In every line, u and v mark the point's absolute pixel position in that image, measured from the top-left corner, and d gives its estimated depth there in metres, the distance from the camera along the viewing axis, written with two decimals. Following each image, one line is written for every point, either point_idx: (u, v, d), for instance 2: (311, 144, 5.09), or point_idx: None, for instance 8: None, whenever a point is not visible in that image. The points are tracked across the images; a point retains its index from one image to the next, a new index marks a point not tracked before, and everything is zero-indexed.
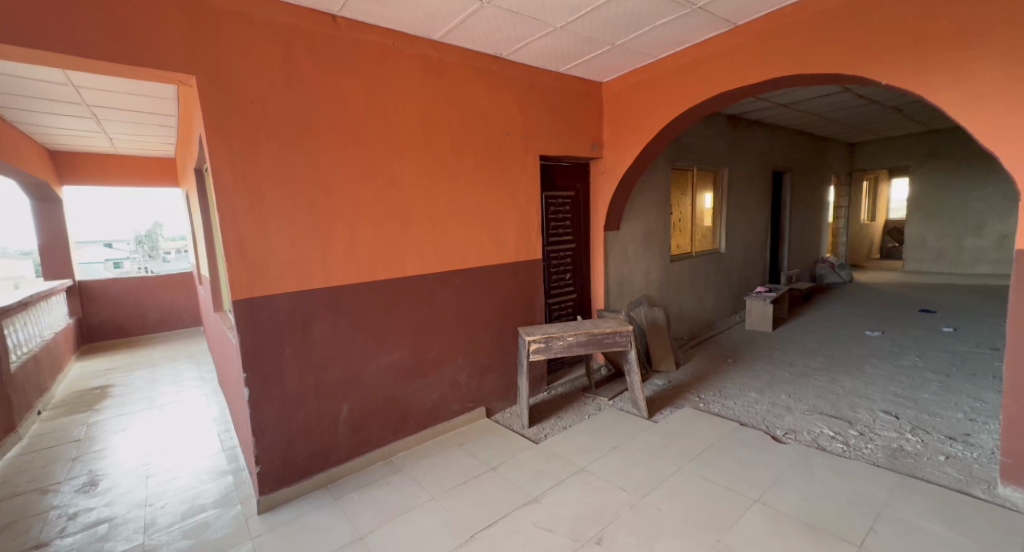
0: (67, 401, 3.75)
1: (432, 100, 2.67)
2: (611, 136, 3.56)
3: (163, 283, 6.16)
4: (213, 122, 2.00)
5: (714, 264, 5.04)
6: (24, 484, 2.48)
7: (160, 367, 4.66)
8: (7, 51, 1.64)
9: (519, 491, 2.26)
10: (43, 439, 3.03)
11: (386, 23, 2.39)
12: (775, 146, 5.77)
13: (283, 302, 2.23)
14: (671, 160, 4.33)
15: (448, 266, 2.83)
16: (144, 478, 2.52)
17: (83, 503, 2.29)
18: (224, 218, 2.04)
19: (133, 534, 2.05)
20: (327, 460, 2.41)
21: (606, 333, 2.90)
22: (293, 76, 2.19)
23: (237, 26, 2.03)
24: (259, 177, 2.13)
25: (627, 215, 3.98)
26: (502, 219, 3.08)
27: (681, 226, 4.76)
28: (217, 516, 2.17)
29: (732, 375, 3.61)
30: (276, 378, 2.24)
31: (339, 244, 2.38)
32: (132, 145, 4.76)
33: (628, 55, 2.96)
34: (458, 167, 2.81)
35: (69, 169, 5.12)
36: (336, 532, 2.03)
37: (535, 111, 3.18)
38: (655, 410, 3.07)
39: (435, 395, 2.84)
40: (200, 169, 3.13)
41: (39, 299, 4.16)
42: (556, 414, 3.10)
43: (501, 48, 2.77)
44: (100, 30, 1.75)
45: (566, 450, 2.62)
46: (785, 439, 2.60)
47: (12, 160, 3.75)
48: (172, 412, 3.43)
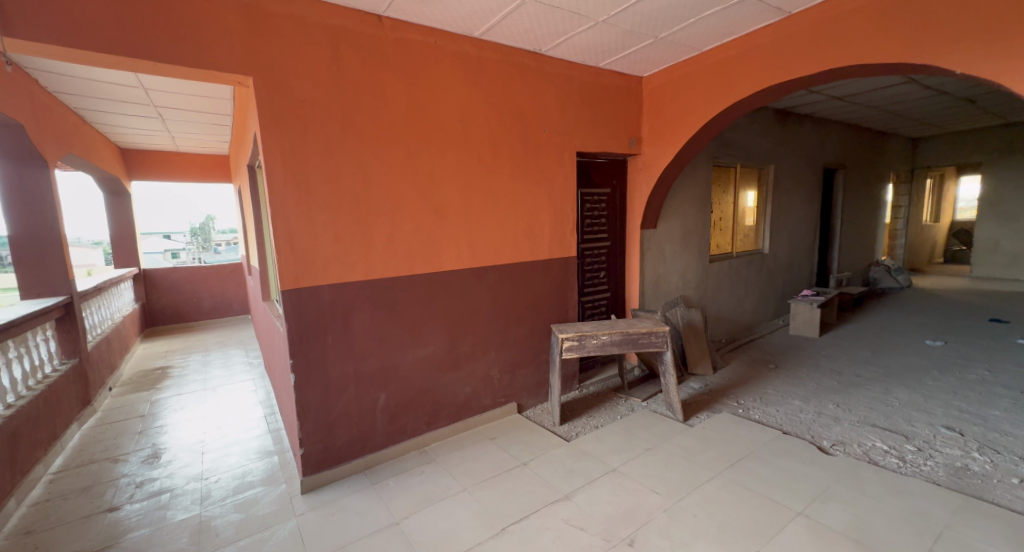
0: (134, 379, 4.07)
1: (471, 97, 2.71)
2: (651, 132, 3.48)
3: (216, 273, 6.56)
4: (267, 121, 2.10)
5: (757, 265, 4.86)
6: (97, 452, 2.71)
7: (213, 351, 4.97)
8: (93, 57, 1.80)
9: (551, 488, 2.27)
10: (114, 413, 3.32)
11: (428, 22, 2.44)
12: (827, 142, 5.48)
13: (327, 293, 2.33)
14: (713, 157, 4.20)
15: (483, 262, 2.87)
16: (200, 453, 2.70)
17: (148, 473, 2.48)
18: (275, 213, 2.15)
19: (190, 505, 2.21)
20: (364, 447, 2.50)
21: (641, 333, 2.85)
22: (340, 76, 2.27)
23: (291, 28, 2.13)
24: (308, 173, 2.23)
25: (665, 213, 3.89)
26: (537, 216, 3.09)
27: (721, 225, 4.61)
28: (265, 493, 2.30)
29: (774, 381, 3.48)
30: (319, 366, 2.34)
31: (380, 238, 2.46)
32: (192, 142, 5.09)
33: (671, 48, 2.89)
34: (495, 164, 2.84)
35: (136, 166, 5.52)
36: (374, 516, 2.11)
37: (573, 108, 3.16)
38: (691, 413, 3.00)
39: (468, 389, 2.89)
40: (253, 166, 3.32)
41: (110, 285, 4.52)
42: (588, 413, 3.09)
43: (541, 43, 2.76)
44: (171, 36, 1.88)
45: (598, 450, 2.61)
46: (832, 451, 2.49)
47: (90, 156, 4.09)
48: (224, 394, 3.66)
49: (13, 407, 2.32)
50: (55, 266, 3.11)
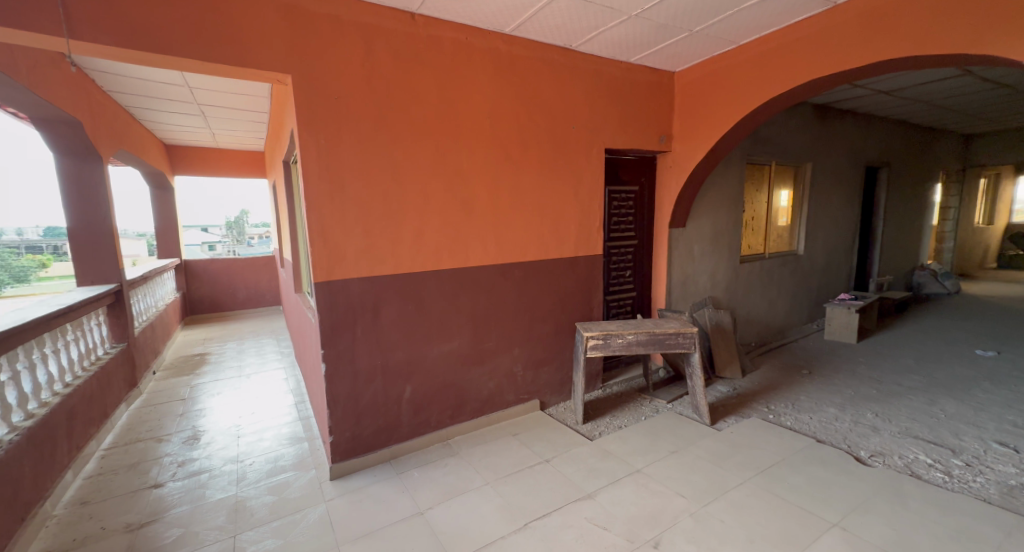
0: (175, 364, 4.28)
1: (501, 94, 2.71)
2: (682, 129, 3.41)
3: (250, 265, 6.81)
4: (304, 117, 2.16)
5: (791, 267, 4.69)
6: (143, 432, 2.87)
7: (247, 340, 5.17)
8: (147, 57, 1.89)
9: (573, 486, 2.27)
10: (158, 395, 3.50)
11: (460, 19, 2.45)
12: (870, 139, 5.23)
13: (357, 287, 2.39)
14: (747, 154, 4.08)
15: (509, 259, 2.88)
16: (236, 437, 2.82)
17: (188, 453, 2.61)
18: (309, 207, 2.21)
19: (227, 485, 2.31)
20: (390, 438, 2.56)
21: (668, 334, 2.80)
22: (373, 74, 2.31)
23: (328, 27, 2.18)
24: (341, 168, 2.28)
25: (695, 211, 3.80)
26: (564, 213, 3.07)
27: (754, 225, 4.47)
28: (296, 477, 2.38)
29: (807, 388, 3.36)
30: (349, 356, 2.40)
31: (408, 233, 2.50)
32: (230, 139, 5.28)
33: (706, 42, 2.82)
34: (523, 160, 2.84)
35: (180, 161, 5.78)
36: (399, 504, 2.16)
37: (602, 104, 3.12)
38: (718, 417, 2.94)
39: (491, 385, 2.91)
40: (288, 162, 3.43)
41: (154, 274, 4.76)
42: (611, 412, 3.06)
43: (571, 39, 2.74)
44: (216, 36, 1.95)
45: (621, 450, 2.58)
46: (871, 462, 2.39)
47: (139, 152, 4.31)
48: (258, 381, 3.81)
49: (71, 386, 2.49)
50: (106, 256, 3.29)
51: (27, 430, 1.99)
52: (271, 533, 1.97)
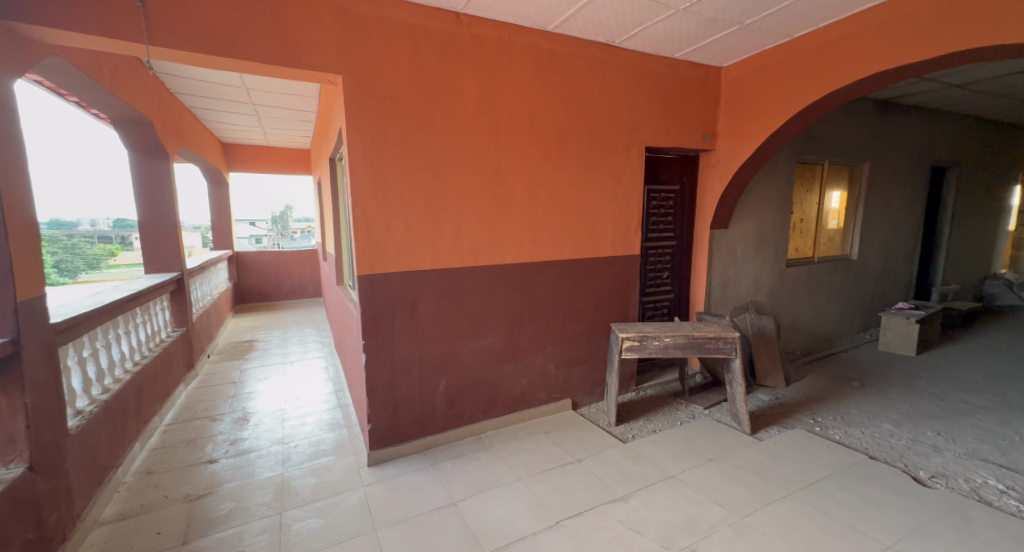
0: (227, 349, 4.55)
1: (541, 92, 2.71)
2: (728, 126, 3.29)
3: (294, 258, 7.13)
4: (352, 116, 2.24)
5: (843, 272, 4.44)
6: (199, 411, 3.07)
7: (291, 329, 5.41)
8: (215, 61, 2.01)
9: (606, 488, 2.25)
10: (211, 378, 3.73)
11: (503, 17, 2.47)
12: (937, 137, 4.87)
13: (397, 281, 2.45)
14: (798, 153, 3.89)
15: (544, 256, 2.88)
16: (281, 419, 2.97)
17: (239, 433, 2.77)
18: (354, 202, 2.29)
19: (274, 465, 2.44)
20: (424, 429, 2.63)
21: (708, 338, 2.73)
22: (418, 73, 2.37)
23: (378, 29, 2.25)
24: (385, 165, 2.35)
25: (740, 212, 3.66)
26: (602, 212, 3.04)
27: (803, 227, 4.26)
28: (335, 462, 2.48)
29: (859, 400, 3.18)
30: (387, 348, 2.47)
31: (447, 230, 2.55)
32: (280, 137, 5.55)
33: (756, 35, 2.71)
34: (561, 158, 2.83)
35: (234, 158, 6.11)
36: (433, 494, 2.21)
37: (645, 101, 3.06)
38: (759, 426, 2.83)
39: (524, 382, 2.93)
40: (333, 159, 3.57)
41: (210, 265, 5.07)
42: (645, 415, 3.01)
43: (614, 35, 2.70)
44: (275, 39, 2.05)
45: (655, 454, 2.54)
46: (931, 483, 2.25)
47: (200, 150, 4.59)
48: (301, 368, 4.00)
49: (139, 364, 2.70)
50: (170, 247, 3.54)
51: (104, 403, 2.17)
52: (314, 512, 2.07)
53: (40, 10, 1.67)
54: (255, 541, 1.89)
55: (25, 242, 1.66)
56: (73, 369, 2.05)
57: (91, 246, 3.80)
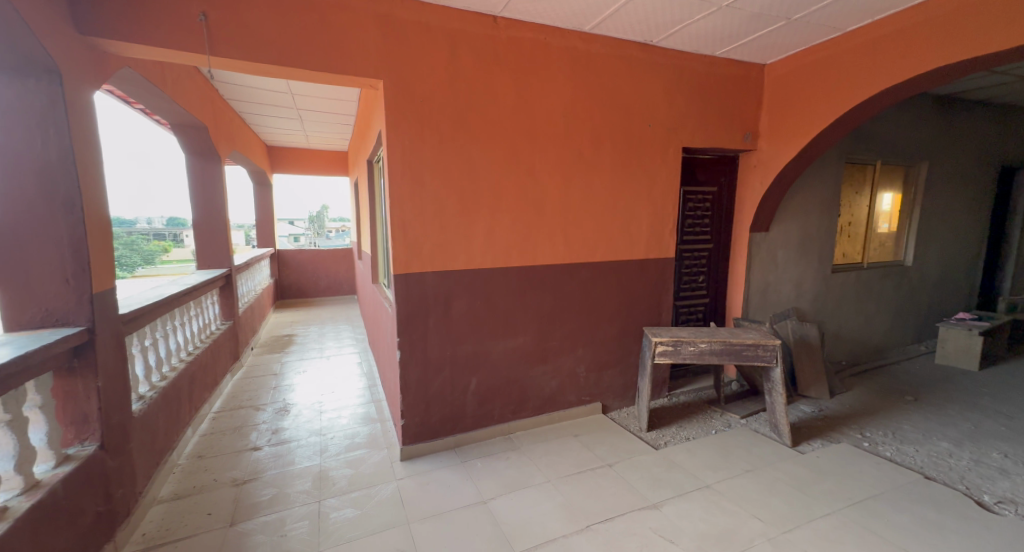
0: (268, 343, 4.76)
1: (577, 93, 2.71)
2: (771, 125, 3.18)
3: (331, 256, 7.39)
4: (392, 119, 2.31)
5: (895, 279, 4.20)
6: (243, 400, 3.23)
7: (327, 325, 5.60)
8: (267, 69, 2.11)
9: (638, 494, 2.22)
10: (254, 369, 3.91)
11: (539, 19, 2.48)
12: (1006, 134, 4.52)
13: (431, 280, 2.51)
14: (847, 153, 3.71)
15: (577, 259, 2.87)
16: (318, 412, 3.09)
17: (279, 423, 2.90)
18: (391, 203, 2.36)
19: (312, 455, 2.54)
20: (455, 426, 2.67)
21: (746, 345, 2.64)
22: (456, 76, 2.41)
23: (418, 34, 2.31)
24: (421, 167, 2.40)
25: (782, 215, 3.53)
26: (636, 213, 3.00)
27: (852, 230, 4.05)
28: (369, 455, 2.56)
29: (912, 416, 3.00)
30: (421, 346, 2.53)
31: (481, 230, 2.58)
32: (320, 140, 5.76)
33: (804, 30, 2.61)
34: (595, 160, 2.81)
35: (277, 160, 6.40)
36: (464, 491, 2.24)
37: (683, 101, 3.00)
38: (801, 439, 2.72)
39: (554, 383, 2.92)
40: (371, 160, 3.68)
41: (254, 261, 5.33)
42: (677, 422, 2.95)
43: (653, 34, 2.66)
44: (322, 47, 2.14)
45: (688, 462, 2.49)
46: (997, 509, 2.10)
47: (247, 152, 4.84)
48: (336, 363, 4.14)
49: (192, 354, 2.87)
50: (220, 244, 3.74)
51: (162, 389, 2.32)
52: (350, 503, 2.14)
53: (115, 26, 1.81)
54: (295, 527, 1.98)
55: (101, 237, 1.81)
56: (136, 357, 2.20)
57: (147, 242, 4.06)
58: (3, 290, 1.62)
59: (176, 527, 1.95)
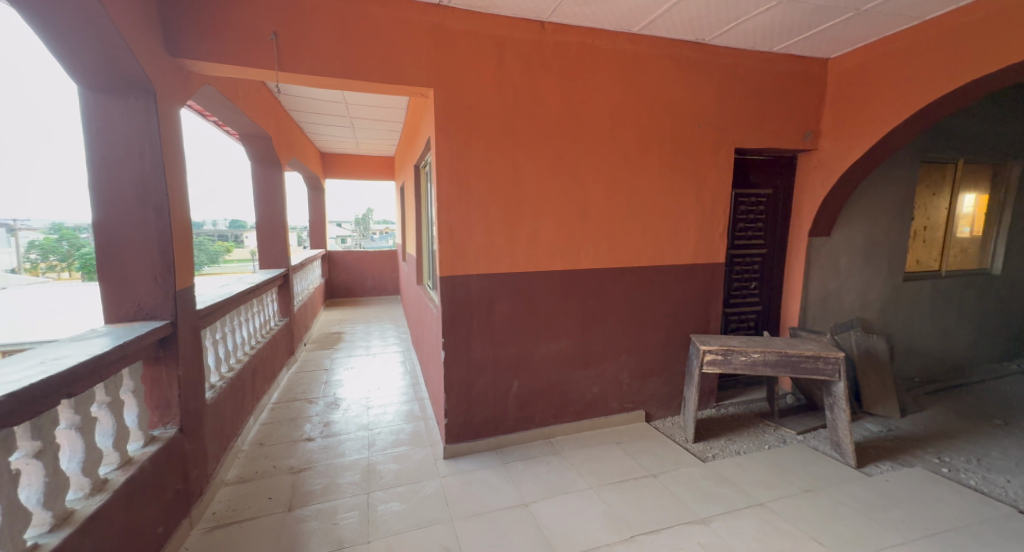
0: (319, 339, 5.01)
1: (624, 96, 2.68)
2: (835, 123, 3.00)
3: (377, 258, 7.67)
4: (441, 126, 2.38)
5: (979, 289, 3.83)
6: (297, 393, 3.42)
7: (373, 324, 5.82)
8: (327, 80, 2.23)
9: (685, 507, 2.16)
10: (307, 364, 4.13)
11: (587, 22, 2.48)
12: None
13: (475, 283, 2.55)
14: (923, 152, 3.43)
15: (621, 263, 2.83)
16: (366, 407, 3.21)
17: (330, 416, 3.04)
18: (438, 207, 2.43)
19: (360, 448, 2.64)
20: (496, 428, 2.70)
21: (803, 356, 2.51)
22: (503, 82, 2.45)
23: (467, 43, 2.37)
24: (468, 172, 2.46)
25: (846, 219, 3.31)
26: (684, 217, 2.92)
27: (928, 235, 3.73)
28: (413, 452, 2.63)
29: (1000, 442, 2.73)
30: (465, 347, 2.58)
31: (525, 234, 2.60)
32: (370, 146, 6.00)
33: (874, 22, 2.46)
34: (643, 163, 2.77)
35: (330, 166, 6.72)
36: (506, 493, 2.26)
37: (736, 101, 2.90)
38: (867, 460, 2.54)
39: (596, 389, 2.89)
40: (418, 165, 3.79)
41: (307, 262, 5.63)
42: (727, 435, 2.84)
43: (706, 32, 2.59)
44: (378, 58, 2.23)
45: (738, 477, 2.38)
46: None
47: (304, 159, 5.13)
48: (382, 360, 4.29)
49: (254, 347, 3.08)
50: (279, 245, 3.98)
51: (229, 380, 2.50)
52: (396, 497, 2.21)
53: (196, 46, 1.98)
54: (346, 516, 2.07)
55: (183, 240, 1.97)
56: (208, 349, 2.40)
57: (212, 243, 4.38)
58: (103, 285, 1.80)
59: (241, 509, 2.09)
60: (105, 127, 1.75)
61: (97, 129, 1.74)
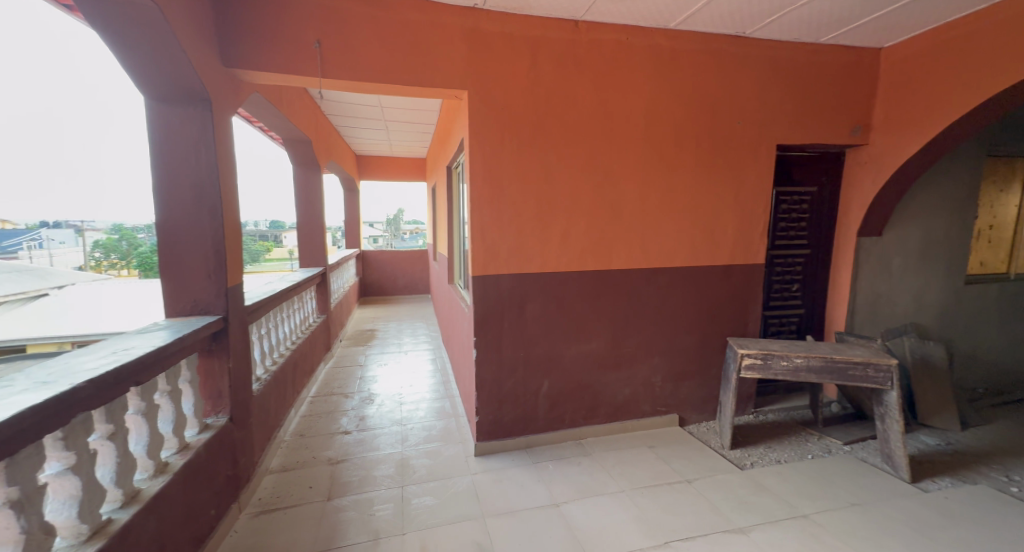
0: (354, 336, 5.16)
1: (659, 93, 2.63)
2: (888, 116, 2.84)
3: (408, 257, 7.84)
4: (475, 127, 2.41)
5: None
6: (334, 387, 3.53)
7: (405, 322, 5.96)
8: (365, 85, 2.30)
9: (721, 516, 2.10)
10: (343, 360, 4.27)
11: (622, 20, 2.45)
12: None
13: (507, 282, 2.57)
14: (988, 146, 3.20)
15: (654, 264, 2.78)
16: (399, 403, 3.29)
17: (365, 411, 3.13)
18: (471, 208, 2.46)
19: (394, 443, 2.71)
20: (527, 428, 2.70)
21: (851, 363, 2.39)
22: (536, 83, 2.46)
23: (501, 44, 2.39)
24: (501, 173, 2.48)
25: (900, 218, 3.13)
26: (721, 217, 2.83)
27: (994, 236, 3.47)
28: (445, 448, 2.67)
29: None
30: (496, 346, 2.60)
31: (556, 234, 2.60)
32: (403, 148, 6.15)
33: (933, 8, 2.31)
34: (678, 161, 2.71)
35: (365, 168, 6.92)
36: (537, 492, 2.26)
37: (778, 96, 2.79)
38: (922, 475, 2.39)
39: (627, 391, 2.85)
40: (451, 167, 3.85)
41: (343, 261, 5.82)
42: (765, 442, 2.74)
43: (747, 25, 2.51)
44: (414, 62, 2.29)
45: (778, 487, 2.30)
46: None
47: (341, 161, 5.30)
48: (413, 357, 4.38)
49: (295, 343, 3.21)
50: (318, 245, 4.13)
51: (273, 374, 2.62)
52: (429, 491, 2.26)
53: (245, 56, 2.08)
54: (382, 508, 2.13)
55: (234, 240, 2.09)
56: (255, 342, 2.54)
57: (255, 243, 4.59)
58: (164, 281, 1.92)
59: (284, 496, 2.19)
60: (167, 134, 1.87)
61: (157, 136, 1.86)
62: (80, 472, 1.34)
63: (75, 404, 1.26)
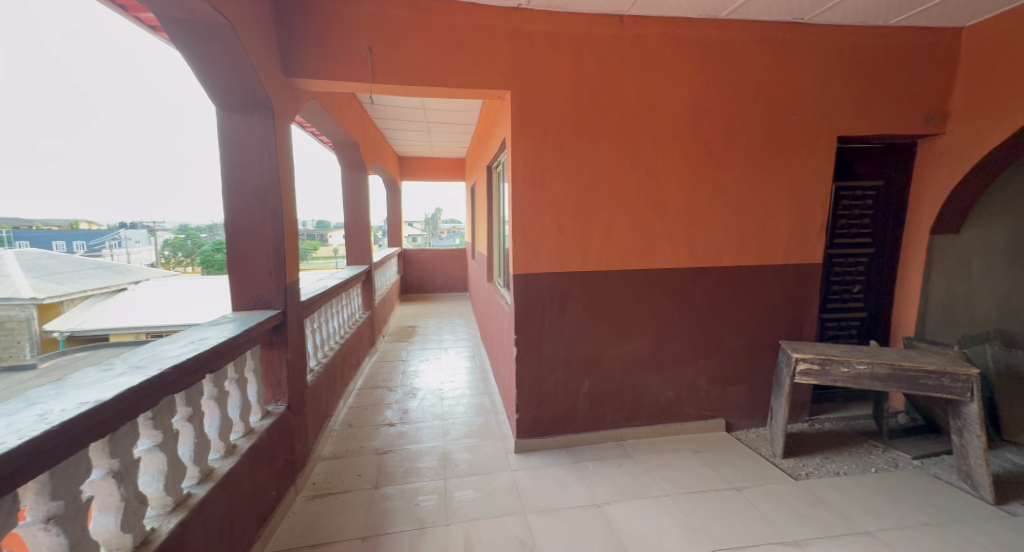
0: (396, 332, 5.32)
1: (708, 86, 2.53)
2: (967, 103, 2.61)
3: (447, 255, 7.98)
4: (517, 126, 2.41)
5: None
6: (378, 381, 3.65)
7: (444, 319, 6.07)
8: (411, 88, 2.36)
9: (773, 526, 2.01)
10: (386, 355, 4.40)
11: (670, 12, 2.38)
12: None
13: (548, 280, 2.56)
14: None
15: (701, 263, 2.69)
16: (440, 398, 3.35)
17: (408, 404, 3.21)
18: (514, 206, 2.47)
19: (436, 436, 2.77)
20: (567, 427, 2.69)
21: (922, 371, 2.22)
22: (580, 79, 2.43)
23: (544, 42, 2.38)
24: (543, 171, 2.47)
25: (982, 213, 2.84)
26: (774, 213, 2.70)
27: None
28: (485, 443, 2.70)
29: None
30: (537, 345, 2.60)
31: (598, 232, 2.56)
32: (444, 149, 6.26)
33: None
34: (728, 156, 2.60)
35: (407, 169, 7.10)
36: (578, 492, 2.25)
37: (840, 84, 2.62)
38: (1006, 495, 2.18)
39: (671, 394, 2.78)
40: (491, 166, 3.88)
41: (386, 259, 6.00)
42: (822, 453, 2.58)
43: (806, 10, 2.38)
44: (458, 64, 2.32)
45: (837, 500, 2.17)
46: None
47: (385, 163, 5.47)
48: (453, 354, 4.46)
49: (343, 337, 3.34)
50: (364, 244, 4.28)
51: (324, 366, 2.75)
52: (471, 485, 2.30)
53: (300, 64, 2.19)
54: (426, 499, 2.18)
55: (289, 239, 2.20)
56: (308, 336, 2.67)
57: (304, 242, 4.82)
58: (229, 277, 2.05)
59: (336, 482, 2.29)
60: (231, 140, 1.99)
61: (223, 141, 1.99)
62: (166, 449, 1.46)
63: (163, 388, 1.37)
